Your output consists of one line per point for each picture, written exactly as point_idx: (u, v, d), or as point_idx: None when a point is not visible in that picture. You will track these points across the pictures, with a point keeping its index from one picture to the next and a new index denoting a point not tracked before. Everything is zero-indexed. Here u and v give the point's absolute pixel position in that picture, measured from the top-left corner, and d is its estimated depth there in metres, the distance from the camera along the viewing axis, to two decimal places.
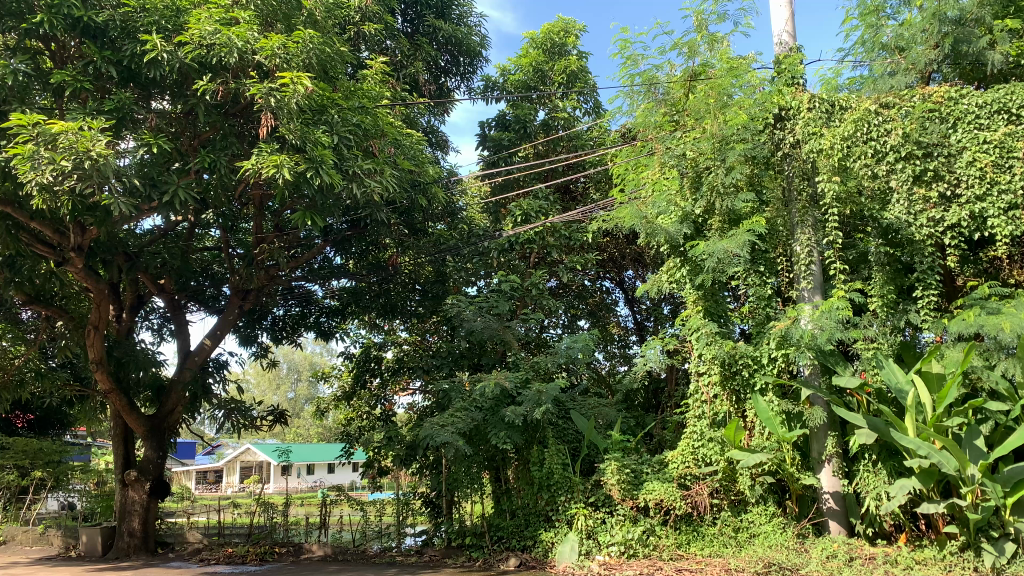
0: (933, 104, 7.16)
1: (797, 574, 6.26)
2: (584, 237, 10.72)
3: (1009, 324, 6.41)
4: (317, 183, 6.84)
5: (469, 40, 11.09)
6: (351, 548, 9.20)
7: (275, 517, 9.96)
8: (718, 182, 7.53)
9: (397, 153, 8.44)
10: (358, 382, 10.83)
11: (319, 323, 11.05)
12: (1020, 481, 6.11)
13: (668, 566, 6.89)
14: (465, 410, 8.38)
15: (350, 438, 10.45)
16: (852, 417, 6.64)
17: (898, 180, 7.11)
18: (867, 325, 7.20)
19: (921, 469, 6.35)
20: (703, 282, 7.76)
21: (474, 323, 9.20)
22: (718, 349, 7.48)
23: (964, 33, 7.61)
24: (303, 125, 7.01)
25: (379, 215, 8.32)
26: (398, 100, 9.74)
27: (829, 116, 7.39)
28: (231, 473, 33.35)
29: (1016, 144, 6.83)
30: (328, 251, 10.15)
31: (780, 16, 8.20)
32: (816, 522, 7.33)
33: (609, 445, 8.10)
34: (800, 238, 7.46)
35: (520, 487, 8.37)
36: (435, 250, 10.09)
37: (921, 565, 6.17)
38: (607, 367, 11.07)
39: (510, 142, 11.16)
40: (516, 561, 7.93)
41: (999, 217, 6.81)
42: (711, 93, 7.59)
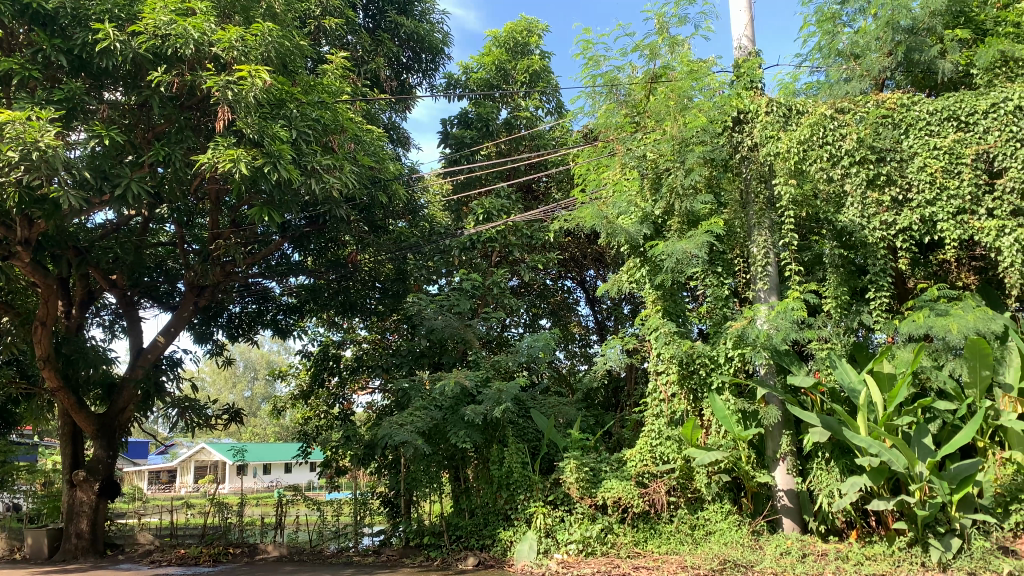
0: (886, 110, 7.29)
1: (752, 571, 6.36)
2: (546, 236, 10.79)
3: (957, 326, 6.59)
4: (275, 178, 6.76)
5: (431, 37, 11.06)
6: (307, 549, 9.09)
7: (229, 517, 9.77)
8: (678, 184, 7.62)
9: (357, 149, 8.36)
10: (315, 381, 10.66)
11: (276, 320, 10.85)
12: (967, 478, 6.20)
13: (625, 564, 6.93)
14: (424, 409, 8.31)
15: (307, 437, 10.32)
16: (806, 416, 6.74)
17: (853, 183, 7.18)
18: (821, 325, 7.28)
19: (871, 467, 6.47)
20: (663, 282, 7.82)
21: (434, 322, 9.17)
22: (676, 348, 7.59)
23: (916, 42, 7.83)
24: (261, 118, 6.90)
25: (339, 212, 8.24)
26: (359, 95, 9.67)
27: (786, 121, 7.49)
28: (185, 473, 32.70)
29: (964, 151, 6.96)
30: (286, 247, 10.00)
31: (740, 20, 8.30)
32: (771, 519, 7.44)
33: (568, 444, 8.13)
34: (757, 240, 7.60)
35: (480, 487, 8.34)
36: (395, 248, 10.05)
37: (871, 560, 6.35)
38: (567, 366, 11.12)
39: (472, 140, 11.14)
40: (474, 560, 7.87)
41: (949, 221, 6.96)
42: (671, 96, 7.68)
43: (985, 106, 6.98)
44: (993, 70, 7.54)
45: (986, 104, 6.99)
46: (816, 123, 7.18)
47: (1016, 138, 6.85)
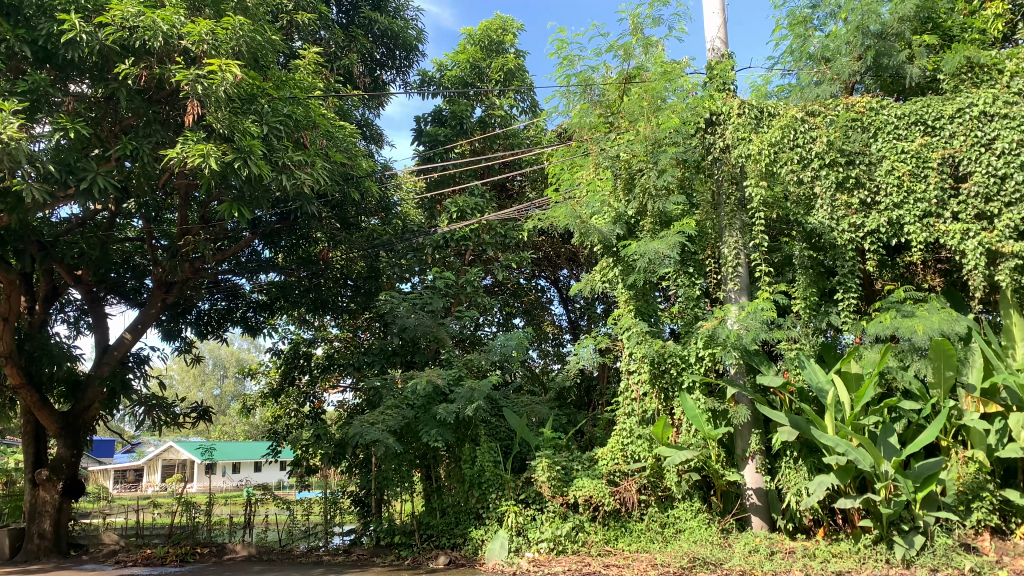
0: (855, 113, 7.42)
1: (720, 569, 6.42)
2: (520, 235, 10.81)
3: (923, 327, 6.75)
4: (245, 174, 6.69)
5: (406, 34, 11.00)
6: (276, 548, 8.99)
7: (198, 517, 9.65)
8: (650, 184, 7.66)
9: (330, 145, 8.30)
10: (286, 379, 10.59)
11: (246, 318, 10.75)
12: (930, 476, 6.35)
13: (596, 562, 6.94)
14: (396, 407, 8.27)
15: (277, 436, 10.20)
16: (775, 415, 6.83)
17: (823, 186, 7.23)
18: (791, 326, 7.41)
19: (838, 466, 6.55)
20: (635, 282, 7.86)
21: (407, 320, 9.10)
22: (648, 347, 7.62)
23: (885, 46, 7.94)
24: (231, 114, 6.81)
25: (310, 208, 8.17)
26: (333, 91, 9.60)
27: (757, 123, 7.50)
28: (152, 472, 32.22)
29: (930, 155, 7.11)
30: (257, 244, 9.89)
31: (712, 23, 8.36)
32: (739, 517, 7.53)
33: (540, 442, 8.14)
34: (727, 240, 7.66)
35: (452, 485, 8.31)
36: (367, 245, 10.00)
37: (838, 558, 6.43)
38: (541, 366, 11.11)
39: (446, 138, 11.09)
40: (446, 559, 7.82)
41: (915, 225, 7.05)
42: (645, 96, 7.76)
43: (951, 112, 7.16)
44: (959, 75, 7.70)
45: (952, 109, 7.18)
46: (788, 126, 7.27)
47: (981, 143, 7.00)
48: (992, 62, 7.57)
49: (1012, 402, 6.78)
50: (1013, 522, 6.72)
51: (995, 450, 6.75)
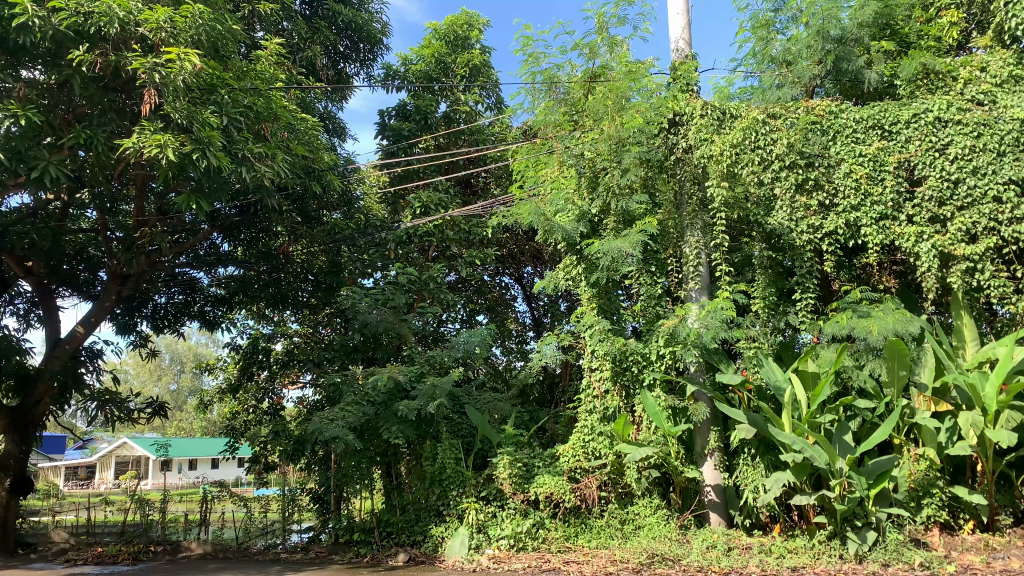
0: (815, 116, 7.55)
1: (678, 564, 6.50)
2: (483, 232, 10.76)
3: (877, 327, 6.94)
4: (203, 166, 6.57)
5: (370, 27, 10.89)
6: (232, 546, 8.85)
7: (151, 515, 9.37)
8: (614, 183, 7.69)
9: (291, 137, 8.18)
10: (244, 374, 10.44)
11: (204, 312, 10.54)
12: (883, 473, 6.50)
13: (556, 559, 6.97)
14: (357, 404, 8.19)
15: (235, 432, 10.00)
16: (734, 412, 6.90)
17: (782, 187, 7.32)
18: (750, 325, 7.49)
19: (795, 463, 6.64)
20: (598, 280, 7.90)
21: (369, 316, 9.01)
22: (610, 345, 7.65)
23: (844, 51, 8.09)
24: (190, 104, 6.67)
25: (271, 202, 8.06)
26: (295, 83, 9.48)
27: (720, 124, 7.64)
28: (105, 469, 31.50)
29: (887, 159, 7.30)
30: (216, 237, 9.72)
31: (676, 23, 8.43)
32: (698, 513, 7.63)
33: (502, 439, 8.13)
34: (689, 240, 7.68)
35: (412, 483, 8.24)
36: (328, 240, 9.89)
37: (793, 554, 6.53)
38: (504, 363, 11.10)
39: (410, 132, 10.98)
40: (405, 556, 7.75)
41: (872, 226, 7.23)
42: (610, 95, 7.75)
43: (907, 117, 7.38)
44: (915, 81, 7.93)
45: (908, 114, 7.40)
46: (748, 127, 7.38)
47: (935, 148, 7.22)
48: (947, 69, 7.80)
49: (962, 401, 6.89)
50: (962, 518, 6.91)
51: (945, 447, 6.89)
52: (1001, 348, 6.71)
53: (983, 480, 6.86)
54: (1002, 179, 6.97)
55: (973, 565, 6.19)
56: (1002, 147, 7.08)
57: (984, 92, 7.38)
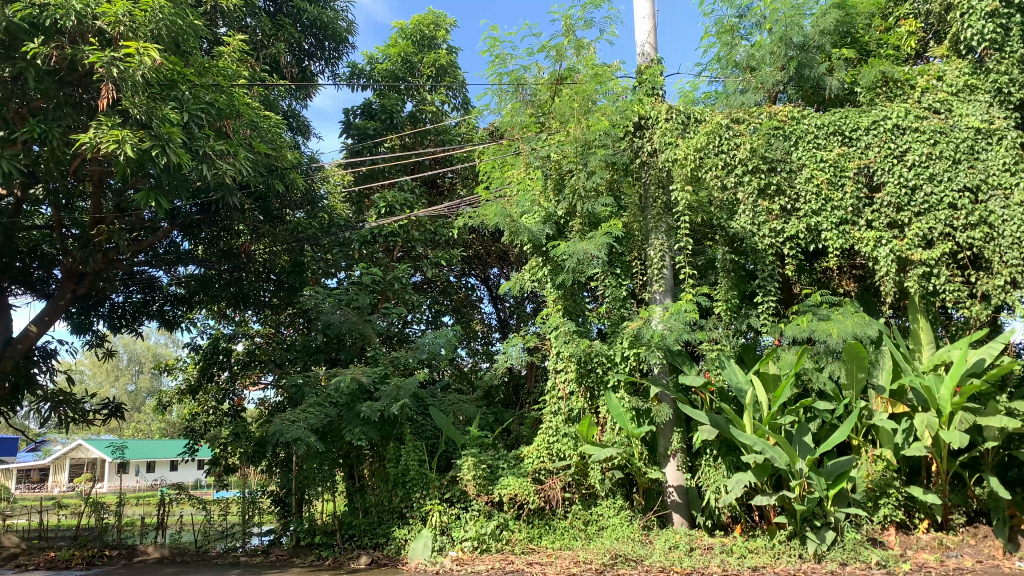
0: (778, 121, 7.70)
1: (641, 565, 6.54)
2: (449, 233, 10.70)
3: (836, 330, 7.07)
4: (163, 162, 6.45)
5: (336, 26, 10.79)
6: (190, 549, 8.67)
7: (107, 518, 8.92)
8: (580, 185, 7.72)
9: (253, 135, 8.06)
10: (204, 376, 10.32)
11: (163, 312, 10.31)
12: (841, 474, 6.59)
13: (519, 561, 6.95)
14: (319, 406, 8.09)
15: (194, 433, 9.83)
16: (696, 413, 6.95)
17: (745, 192, 7.40)
18: (712, 327, 7.53)
19: (755, 464, 6.70)
20: (564, 282, 7.90)
21: (332, 316, 8.92)
22: (575, 347, 7.66)
23: (807, 58, 8.20)
24: (150, 99, 6.53)
25: (232, 199, 7.94)
26: (258, 80, 9.35)
27: (684, 128, 7.71)
28: (59, 472, 30.72)
29: (847, 164, 7.45)
30: (175, 235, 9.53)
31: (642, 27, 8.48)
32: (661, 514, 7.70)
33: (467, 441, 8.08)
34: (653, 243, 7.69)
35: (375, 485, 8.14)
36: (291, 238, 9.77)
37: (753, 554, 6.60)
38: (470, 364, 11.01)
39: (375, 131, 10.89)
40: (367, 559, 7.68)
41: (832, 231, 7.37)
42: (577, 98, 7.84)
43: (867, 123, 7.52)
44: (875, 88, 8.04)
45: (868, 121, 7.53)
46: (712, 132, 7.44)
47: (893, 154, 7.38)
48: (905, 78, 8.01)
49: (918, 403, 7.01)
50: (917, 518, 7.05)
51: (901, 448, 6.99)
52: (955, 351, 6.89)
53: (938, 480, 7.00)
54: (957, 187, 7.18)
55: (928, 563, 6.43)
56: (957, 154, 7.29)
57: (940, 100, 7.61)
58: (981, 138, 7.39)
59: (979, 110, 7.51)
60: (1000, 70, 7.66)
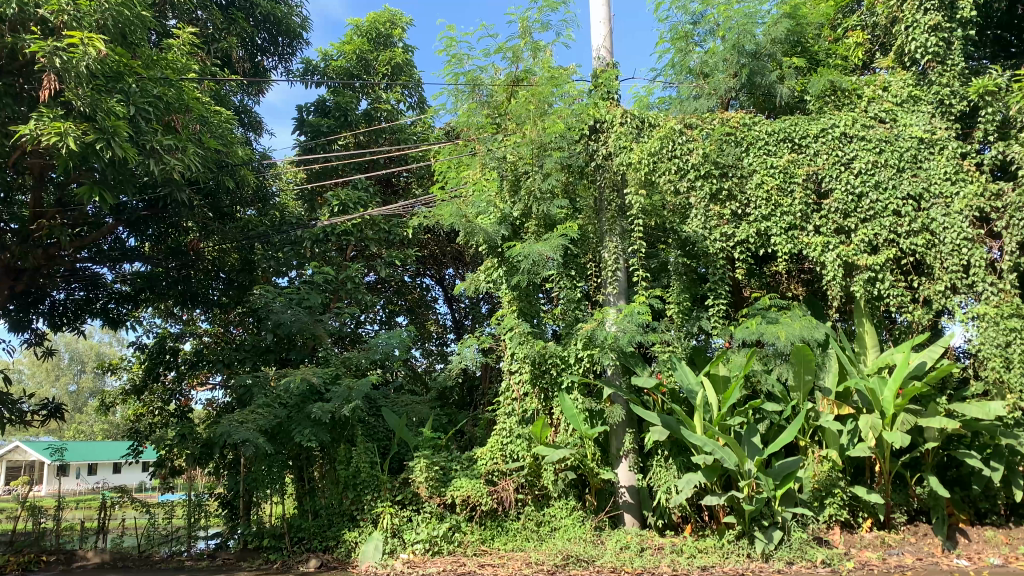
0: (730, 128, 7.77)
1: (593, 566, 6.57)
2: (404, 233, 10.63)
3: (784, 333, 7.20)
4: (108, 156, 6.27)
5: (289, 21, 10.65)
6: (133, 554, 8.42)
7: (44, 522, 8.59)
8: (535, 187, 7.76)
9: (203, 130, 7.88)
10: (150, 376, 9.89)
11: (107, 310, 9.91)
12: (788, 474, 6.71)
13: (471, 562, 6.92)
14: (268, 407, 7.94)
15: (138, 435, 9.58)
16: (647, 415, 7.01)
17: (697, 197, 7.64)
18: (665, 330, 7.58)
19: (705, 464, 6.78)
20: (519, 283, 7.90)
21: (282, 316, 8.77)
22: (530, 348, 7.65)
23: (758, 66, 8.34)
24: (94, 91, 6.33)
25: (181, 195, 7.75)
26: (208, 74, 9.14)
27: (638, 133, 7.79)
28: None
29: (797, 171, 7.59)
30: (121, 231, 9.25)
31: (598, 32, 8.54)
32: (612, 515, 7.73)
33: (419, 442, 8.01)
34: (607, 245, 7.72)
35: (325, 487, 8.02)
36: (241, 236, 9.59)
37: (703, 553, 6.67)
38: (424, 365, 10.96)
39: (329, 129, 10.74)
40: (317, 562, 7.58)
41: (782, 236, 7.49)
42: (532, 100, 7.92)
43: (816, 131, 7.72)
44: (823, 98, 8.24)
45: (816, 129, 7.74)
46: (666, 137, 7.56)
47: (841, 162, 7.59)
48: (853, 87, 8.22)
49: (863, 405, 7.16)
50: (861, 517, 7.21)
51: (847, 449, 7.13)
52: (898, 354, 7.03)
53: (881, 480, 7.17)
54: (900, 195, 7.44)
55: (870, 561, 6.61)
56: (902, 162, 7.55)
57: (886, 110, 7.84)
58: (924, 148, 7.62)
59: (922, 121, 7.74)
60: (942, 82, 7.85)
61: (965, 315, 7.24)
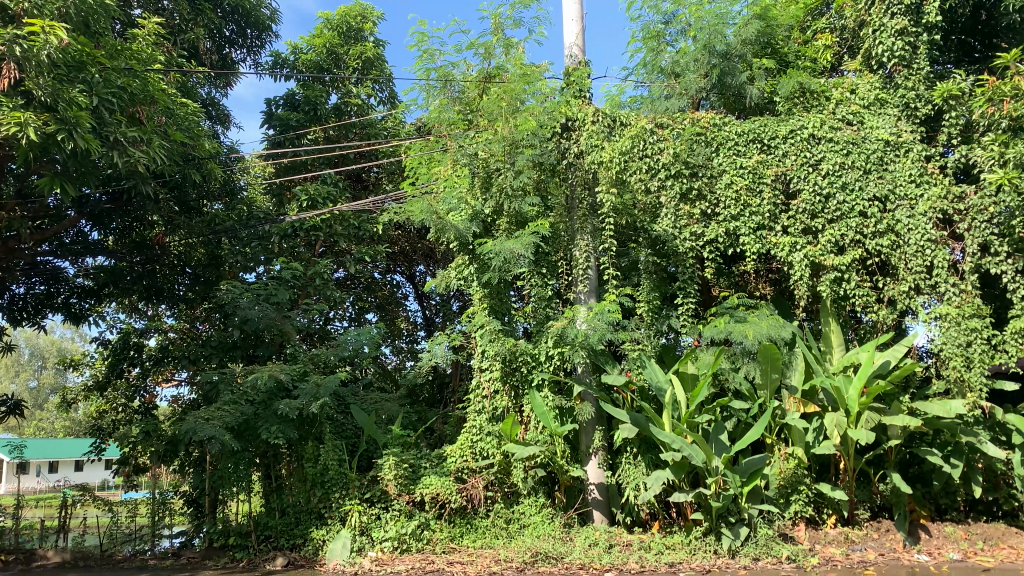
0: (700, 128, 7.82)
1: (562, 563, 6.59)
2: (374, 228, 10.56)
3: (752, 332, 7.28)
4: (70, 148, 6.12)
5: (258, 13, 10.49)
6: (95, 553, 8.25)
7: (3, 521, 8.40)
8: (507, 184, 7.72)
9: (169, 122, 7.74)
10: (114, 372, 9.70)
11: (69, 305, 9.72)
12: (755, 471, 6.75)
13: (440, 560, 6.90)
14: (234, 404, 7.80)
15: (101, 432, 9.40)
16: (617, 412, 7.03)
17: (668, 196, 7.65)
18: (635, 328, 7.61)
19: (674, 462, 6.83)
20: (490, 280, 7.87)
21: (249, 312, 8.65)
22: (500, 346, 7.64)
23: (729, 67, 8.39)
24: (56, 81, 6.17)
25: (146, 189, 7.61)
26: (174, 65, 8.98)
27: (610, 131, 7.80)
28: None
29: (765, 171, 7.63)
30: (83, 223, 9.05)
31: (570, 30, 8.53)
32: (581, 512, 7.75)
33: (388, 440, 7.94)
34: (579, 244, 7.75)
35: (293, 485, 7.93)
36: (208, 231, 9.46)
37: (670, 550, 6.72)
38: (394, 362, 10.91)
39: (298, 123, 10.62)
40: (283, 560, 7.50)
41: (750, 236, 7.55)
42: (504, 97, 7.79)
43: (784, 132, 7.78)
44: (792, 99, 8.33)
45: (785, 130, 7.79)
46: (637, 136, 7.59)
47: (809, 163, 7.67)
48: (821, 90, 8.28)
49: (828, 403, 7.25)
50: (825, 513, 7.31)
51: (812, 446, 7.19)
52: (863, 352, 7.14)
53: (845, 477, 7.27)
54: (866, 196, 7.55)
55: (834, 557, 6.70)
56: (868, 164, 7.66)
57: (853, 112, 7.94)
58: (889, 150, 7.75)
59: (888, 124, 7.89)
60: (908, 86, 7.99)
61: (928, 315, 7.36)
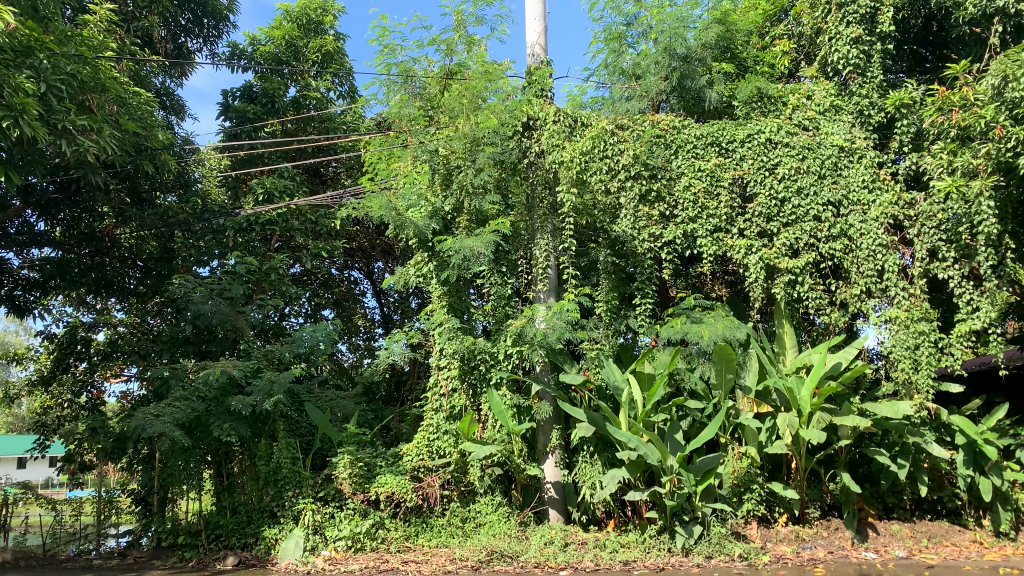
0: (660, 130, 7.89)
1: (517, 561, 6.61)
2: (331, 224, 10.41)
3: (708, 333, 7.30)
4: (15, 135, 5.90)
5: (216, 3, 10.27)
6: (37, 553, 7.99)
7: None
8: (467, 182, 7.67)
9: (120, 111, 7.53)
10: (59, 367, 9.46)
11: (13, 297, 9.29)
12: (709, 470, 6.76)
13: (395, 559, 6.83)
14: (185, 400, 7.57)
15: (45, 428, 9.14)
16: (573, 411, 7.05)
17: (627, 197, 7.67)
18: (593, 327, 7.64)
19: (629, 460, 6.89)
20: (449, 278, 7.82)
21: (202, 306, 8.47)
22: (458, 344, 7.59)
23: (689, 70, 8.48)
24: (1, 65, 5.93)
25: (95, 179, 7.39)
26: (127, 53, 8.75)
27: (571, 131, 7.79)
28: None
29: (723, 175, 7.74)
30: (29, 213, 8.76)
31: (533, 29, 8.54)
32: (537, 510, 7.74)
33: (343, 438, 7.85)
34: (539, 243, 7.75)
35: (245, 483, 7.79)
36: (161, 223, 9.23)
37: (625, 548, 6.76)
38: (351, 360, 10.80)
39: (255, 115, 10.41)
40: (233, 560, 7.35)
41: (707, 238, 7.65)
42: (465, 94, 7.81)
43: (742, 136, 7.87)
44: (751, 104, 8.49)
45: (743, 134, 7.88)
46: (597, 136, 7.60)
47: (765, 167, 7.77)
48: (779, 95, 8.42)
49: (780, 403, 7.35)
50: (777, 512, 7.41)
51: (764, 446, 7.28)
52: (814, 354, 7.24)
53: (797, 476, 7.37)
54: (821, 201, 7.66)
55: (785, 555, 6.80)
56: (823, 170, 7.77)
57: (809, 118, 8.07)
58: (843, 156, 7.88)
59: (842, 130, 8.02)
60: (862, 93, 8.14)
61: (878, 318, 7.54)
